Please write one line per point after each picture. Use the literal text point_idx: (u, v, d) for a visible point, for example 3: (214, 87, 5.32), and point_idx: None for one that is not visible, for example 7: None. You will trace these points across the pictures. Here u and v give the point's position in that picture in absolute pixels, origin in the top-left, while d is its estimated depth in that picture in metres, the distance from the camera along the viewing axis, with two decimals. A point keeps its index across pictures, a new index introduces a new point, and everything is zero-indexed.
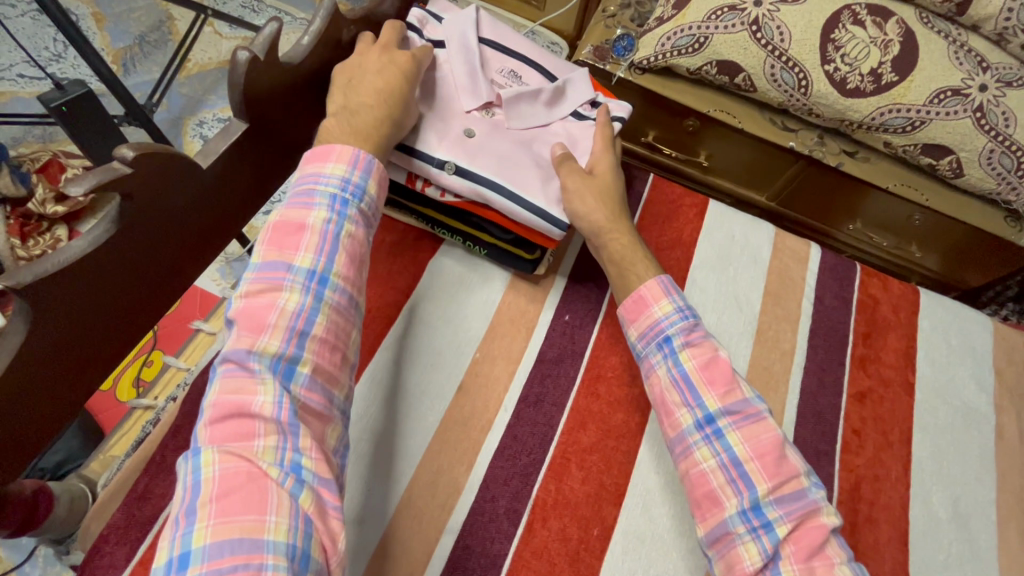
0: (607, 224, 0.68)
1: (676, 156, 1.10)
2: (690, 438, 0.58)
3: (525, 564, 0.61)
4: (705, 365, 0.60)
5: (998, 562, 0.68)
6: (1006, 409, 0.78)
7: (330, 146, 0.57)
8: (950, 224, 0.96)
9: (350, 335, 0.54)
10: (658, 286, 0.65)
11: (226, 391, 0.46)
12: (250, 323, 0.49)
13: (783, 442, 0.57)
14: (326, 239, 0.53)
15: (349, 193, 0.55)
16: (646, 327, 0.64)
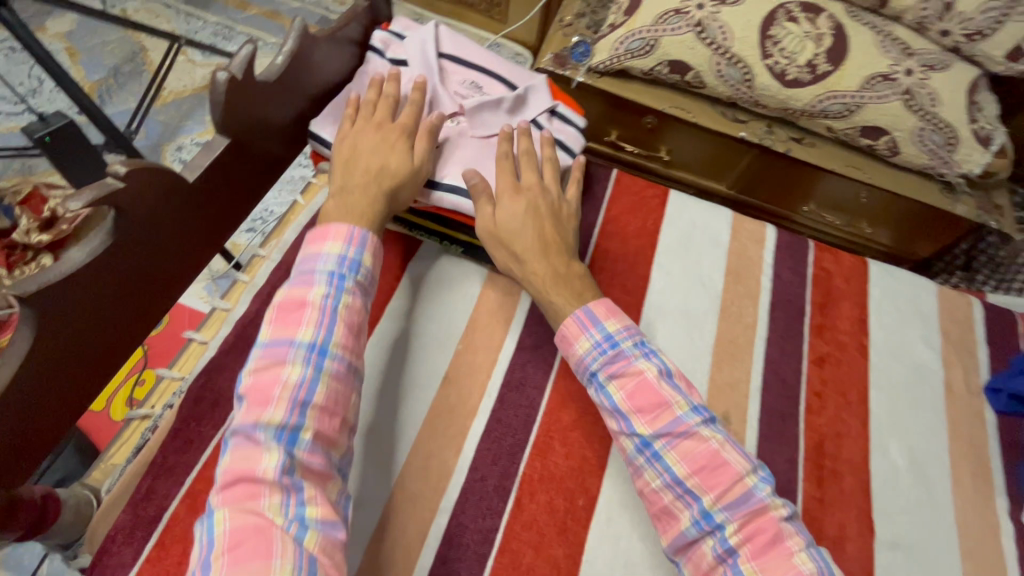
0: (526, 251, 0.71)
1: (638, 152, 1.16)
2: (636, 461, 0.63)
3: (515, 536, 0.64)
4: (631, 393, 0.64)
5: (954, 504, 0.74)
6: (953, 363, 0.84)
7: (328, 226, 0.64)
8: (894, 199, 1.03)
9: (349, 400, 0.58)
10: (575, 323, 0.68)
11: (237, 458, 0.51)
12: (257, 397, 0.54)
13: (717, 448, 0.61)
14: (325, 312, 0.58)
15: (346, 268, 0.62)
16: (575, 365, 0.68)
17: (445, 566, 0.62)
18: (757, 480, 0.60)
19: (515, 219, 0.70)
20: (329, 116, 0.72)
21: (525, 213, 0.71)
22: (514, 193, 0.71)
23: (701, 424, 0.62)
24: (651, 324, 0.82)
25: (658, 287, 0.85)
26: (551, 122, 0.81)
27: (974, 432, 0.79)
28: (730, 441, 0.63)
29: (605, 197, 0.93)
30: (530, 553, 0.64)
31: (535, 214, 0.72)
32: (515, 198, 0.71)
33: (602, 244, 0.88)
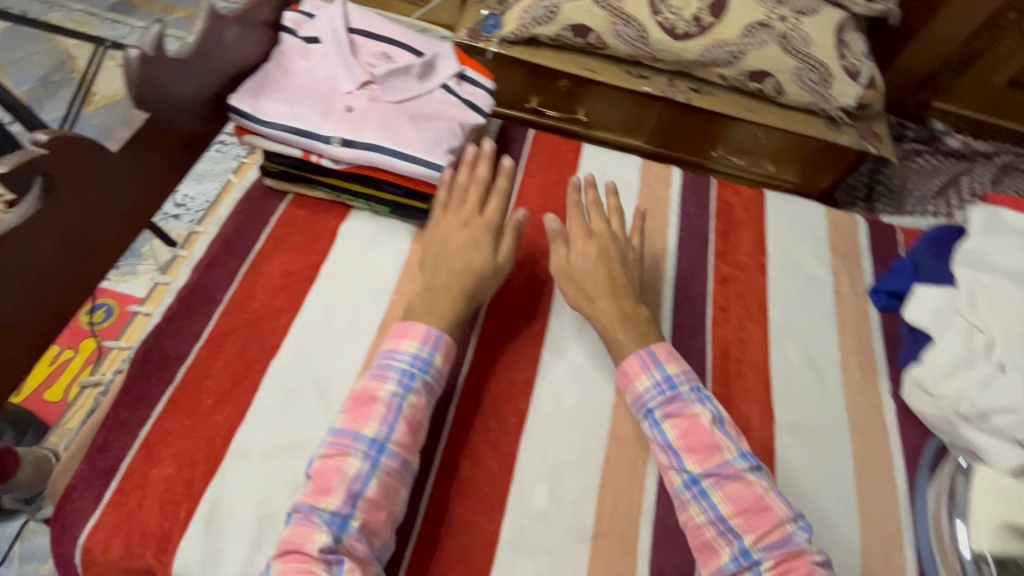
0: (597, 292, 0.77)
1: (559, 116, 1.24)
2: (683, 496, 0.67)
3: (453, 453, 0.72)
4: (685, 433, 0.69)
5: (843, 390, 0.84)
6: (841, 272, 0.94)
7: (408, 326, 0.71)
8: (787, 137, 1.15)
9: (398, 495, 0.64)
10: (636, 360, 0.73)
11: (295, 526, 0.59)
12: (319, 484, 0.61)
13: (763, 494, 0.64)
14: (392, 409, 0.65)
15: (416, 367, 0.68)
16: (633, 400, 0.73)
17: None
18: (799, 531, 0.63)
19: (588, 262, 0.79)
20: (248, 92, 0.78)
21: (598, 258, 0.79)
22: (587, 239, 0.80)
23: (749, 470, 0.66)
24: None
25: None
26: (461, 86, 0.88)
27: (860, 329, 0.89)
28: (778, 490, 0.66)
29: (523, 153, 1.01)
30: (467, 467, 0.71)
31: (608, 261, 0.79)
32: (588, 242, 0.80)
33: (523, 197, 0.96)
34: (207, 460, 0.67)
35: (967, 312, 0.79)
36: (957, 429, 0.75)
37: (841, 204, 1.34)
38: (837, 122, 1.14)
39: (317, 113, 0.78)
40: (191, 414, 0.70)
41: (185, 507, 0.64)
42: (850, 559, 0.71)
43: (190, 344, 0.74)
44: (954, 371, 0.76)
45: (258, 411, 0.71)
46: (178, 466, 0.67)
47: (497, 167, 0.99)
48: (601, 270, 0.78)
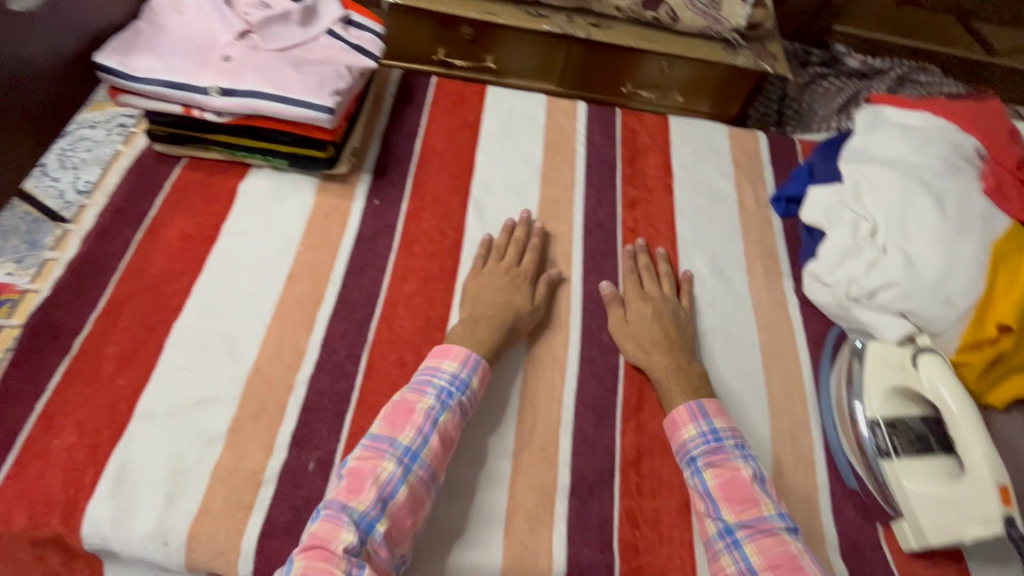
0: (653, 345, 0.76)
1: (468, 66, 1.25)
2: (715, 544, 0.63)
3: (369, 390, 0.72)
4: (725, 483, 0.65)
5: (749, 292, 0.87)
6: (743, 184, 0.98)
7: (450, 345, 0.70)
8: (687, 63, 1.19)
9: (424, 507, 0.62)
10: (686, 411, 0.70)
11: (321, 523, 0.57)
12: (353, 484, 0.59)
13: (796, 553, 0.60)
14: (429, 422, 0.64)
15: (455, 387, 0.67)
16: (677, 447, 0.70)
17: (306, 427, 0.69)
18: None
19: (644, 320, 0.78)
20: (114, 48, 0.75)
21: (653, 313, 0.79)
22: (643, 298, 0.81)
23: (785, 530, 0.63)
24: (480, 200, 0.90)
25: (482, 168, 0.94)
26: (347, 31, 0.86)
27: (764, 235, 0.93)
28: (813, 558, 0.62)
29: (426, 102, 1.01)
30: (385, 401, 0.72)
31: (661, 315, 0.79)
32: (644, 302, 0.80)
33: (429, 142, 0.96)
34: (112, 425, 0.66)
35: (853, 204, 0.83)
36: (850, 311, 0.79)
37: (750, 123, 1.34)
38: (733, 45, 1.19)
39: (191, 66, 0.76)
40: (92, 382, 0.68)
41: (91, 471, 0.63)
42: (762, 443, 0.74)
43: (87, 313, 0.72)
44: (844, 259, 0.80)
45: (163, 371, 0.70)
46: (81, 433, 0.65)
47: (400, 116, 0.98)
48: (655, 323, 0.78)
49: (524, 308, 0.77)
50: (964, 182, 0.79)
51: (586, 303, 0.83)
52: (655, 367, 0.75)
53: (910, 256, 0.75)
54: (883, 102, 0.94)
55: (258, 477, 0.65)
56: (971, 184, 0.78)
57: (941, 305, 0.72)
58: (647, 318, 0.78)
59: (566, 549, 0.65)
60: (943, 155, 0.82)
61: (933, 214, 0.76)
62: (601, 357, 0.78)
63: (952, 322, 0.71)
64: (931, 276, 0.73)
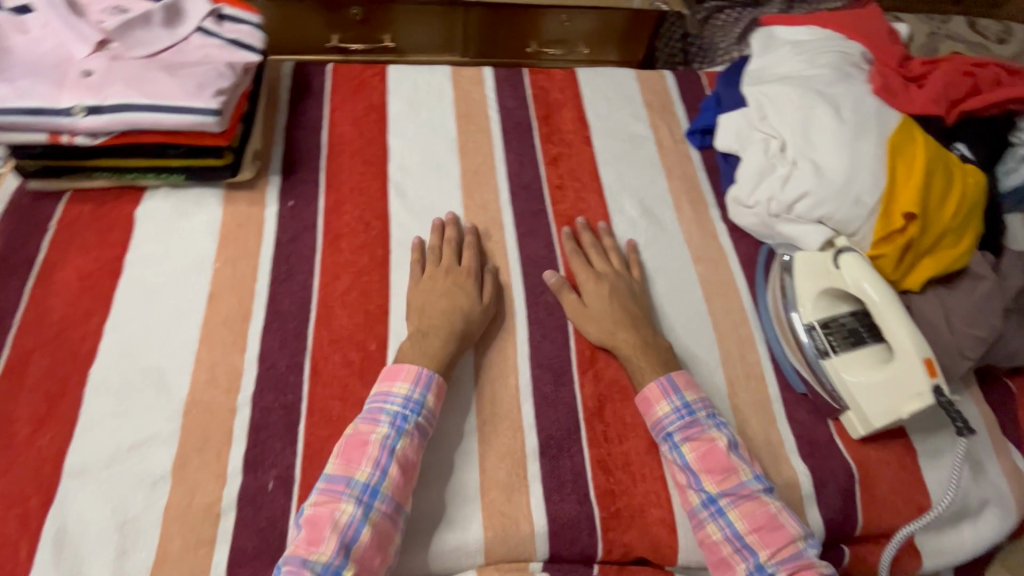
0: (616, 324, 0.75)
1: (365, 49, 1.21)
2: (699, 514, 0.64)
3: (318, 396, 0.69)
4: (703, 455, 0.65)
5: (680, 228, 0.89)
6: (658, 124, 0.99)
7: (400, 364, 0.67)
8: (584, 11, 1.20)
9: (393, 540, 0.60)
10: (657, 386, 0.69)
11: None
12: (312, 534, 0.57)
13: (776, 513, 0.63)
14: (385, 452, 0.61)
15: (410, 409, 0.65)
16: (651, 424, 0.69)
17: (258, 447, 0.66)
18: (809, 547, 0.62)
19: (603, 302, 0.76)
20: None
21: (611, 295, 0.77)
22: (597, 279, 0.79)
23: (764, 491, 0.64)
24: (400, 183, 0.87)
25: (396, 150, 0.91)
26: (221, 26, 0.80)
27: (685, 170, 0.94)
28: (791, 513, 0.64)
29: (325, 90, 0.96)
30: (338, 404, 0.69)
31: (618, 296, 0.77)
32: (599, 282, 0.78)
33: (335, 132, 0.91)
34: (40, 489, 0.61)
35: (760, 125, 0.86)
36: (774, 228, 0.82)
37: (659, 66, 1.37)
38: None
39: (47, 86, 0.69)
40: (6, 449, 0.62)
41: (25, 542, 0.58)
42: (713, 369, 0.77)
43: None
44: (761, 179, 0.83)
45: (87, 422, 0.65)
46: (5, 504, 0.59)
47: (301, 109, 0.93)
48: (613, 305, 0.76)
49: (472, 309, 0.74)
50: (855, 86, 0.82)
51: (524, 267, 0.82)
52: (620, 348, 0.74)
53: (818, 165, 0.78)
54: (775, 22, 0.96)
55: (216, 508, 0.62)
56: (862, 87, 0.82)
57: (852, 205, 0.76)
58: (604, 299, 0.77)
59: (546, 509, 0.66)
60: (834, 64, 0.85)
61: (832, 120, 0.79)
62: (549, 318, 0.78)
63: (862, 218, 0.76)
64: (839, 180, 0.76)
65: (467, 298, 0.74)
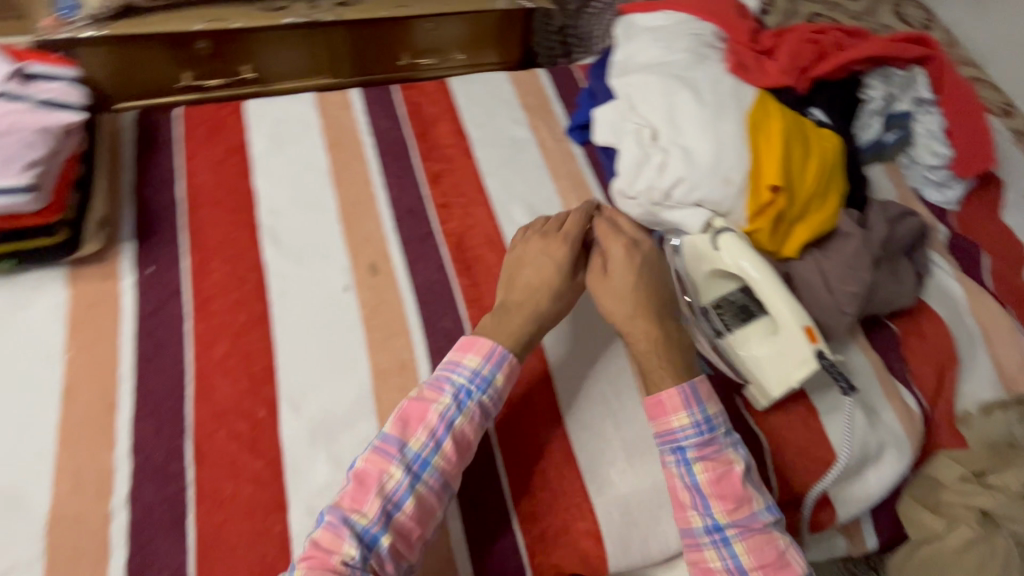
0: (635, 315, 0.68)
1: (222, 84, 1.13)
2: (699, 536, 0.63)
3: (206, 480, 0.64)
4: (716, 479, 0.63)
5: None
6: (538, 124, 0.98)
7: (474, 337, 0.67)
8: (448, 18, 1.17)
9: (433, 517, 0.60)
10: (678, 396, 0.65)
11: (323, 531, 0.56)
12: (358, 490, 0.58)
13: (784, 550, 0.62)
14: (445, 423, 0.62)
15: (474, 385, 0.65)
16: (663, 433, 0.65)
17: (142, 551, 0.59)
18: None
19: (628, 291, 0.69)
20: None
21: (637, 285, 0.69)
22: (630, 258, 0.70)
23: (774, 523, 0.63)
24: (272, 228, 0.82)
25: (264, 193, 0.84)
26: (28, 86, 0.70)
27: (570, 168, 0.94)
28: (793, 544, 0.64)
29: (175, 138, 0.88)
30: (230, 484, 0.64)
31: (652, 285, 0.70)
32: (625, 271, 0.70)
33: (193, 183, 0.84)
34: None
35: (631, 115, 0.86)
36: (658, 216, 0.83)
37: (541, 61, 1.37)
38: None
39: None
40: None
41: None
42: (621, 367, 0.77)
43: None
44: (639, 169, 0.82)
45: None
46: None
47: (150, 163, 0.85)
48: (644, 295, 0.69)
49: (556, 285, 0.71)
50: (711, 67, 0.84)
51: (419, 295, 0.79)
52: (635, 345, 0.69)
53: (687, 149, 0.80)
54: (633, 9, 0.97)
55: None
56: (717, 67, 0.84)
57: (722, 184, 0.77)
58: (642, 283, 0.69)
59: None
60: (689, 47, 0.87)
61: (693, 104, 0.81)
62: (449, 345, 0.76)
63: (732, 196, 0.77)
64: (707, 162, 0.78)
65: (559, 270, 0.71)
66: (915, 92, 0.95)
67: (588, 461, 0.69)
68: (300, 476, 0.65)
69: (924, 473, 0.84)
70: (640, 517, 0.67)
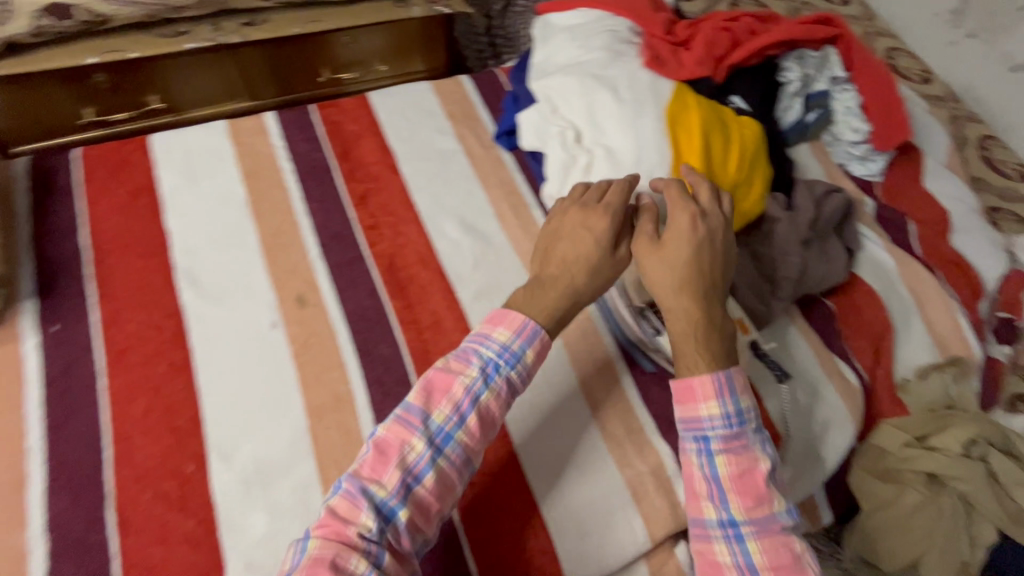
0: (677, 297, 0.64)
1: (130, 116, 1.09)
2: (711, 528, 0.60)
3: (132, 548, 0.60)
4: (738, 473, 0.59)
5: (506, 237, 0.86)
6: (464, 133, 0.96)
7: (504, 312, 0.64)
8: (365, 29, 1.13)
9: (452, 493, 0.58)
10: (711, 383, 0.61)
11: (340, 499, 0.55)
12: (379, 459, 0.57)
13: (799, 555, 0.58)
14: (470, 398, 0.59)
15: (503, 360, 0.62)
16: (689, 419, 0.62)
17: None
18: None
19: (678, 270, 0.65)
20: None
21: (689, 264, 0.65)
22: (683, 234, 0.66)
23: (790, 527, 0.60)
24: (189, 269, 0.77)
25: (177, 232, 0.80)
26: None
27: (501, 176, 0.92)
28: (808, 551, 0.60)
29: (76, 182, 0.83)
30: (159, 549, 0.60)
31: (699, 262, 0.65)
32: (677, 248, 0.66)
33: (99, 229, 0.79)
34: None
35: (553, 118, 0.84)
36: None
37: (471, 64, 1.36)
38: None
39: None
40: None
41: None
42: (565, 374, 0.76)
43: None
44: (566, 172, 0.81)
45: None
46: None
47: (50, 211, 0.80)
48: (688, 273, 0.65)
49: (597, 259, 0.68)
50: (627, 63, 0.84)
51: (352, 323, 0.76)
52: (670, 324, 0.65)
53: (610, 147, 0.79)
54: (547, 10, 0.96)
55: None
56: (633, 63, 0.84)
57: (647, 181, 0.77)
58: (687, 259, 0.65)
59: None
60: (605, 45, 0.86)
61: (612, 101, 0.81)
62: (387, 372, 0.73)
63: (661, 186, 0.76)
64: (630, 159, 0.77)
65: (597, 245, 0.68)
66: (830, 71, 0.97)
67: (536, 472, 0.70)
68: (234, 531, 0.62)
69: (870, 442, 0.86)
70: (593, 524, 0.67)
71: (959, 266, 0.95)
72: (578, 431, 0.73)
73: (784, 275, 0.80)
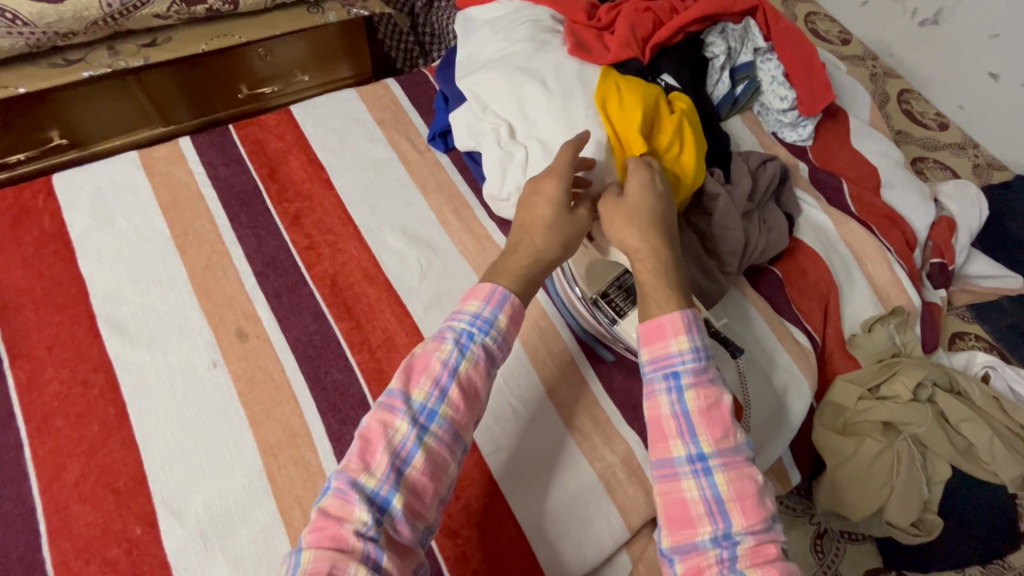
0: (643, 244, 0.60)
1: (29, 156, 1.03)
2: (677, 465, 0.51)
3: None
4: (707, 406, 0.51)
5: (452, 242, 0.84)
6: (397, 139, 0.93)
7: (472, 285, 0.60)
8: (280, 39, 1.09)
9: (447, 471, 0.53)
10: (681, 319, 0.53)
11: (332, 498, 0.49)
12: (364, 449, 0.51)
13: (762, 487, 0.50)
14: (449, 371, 0.54)
15: (478, 328, 0.57)
16: (657, 357, 0.53)
17: None
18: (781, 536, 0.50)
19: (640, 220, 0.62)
20: None
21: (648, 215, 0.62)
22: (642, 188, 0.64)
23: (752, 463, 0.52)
24: (114, 315, 0.72)
25: (94, 278, 0.74)
26: None
27: (440, 180, 0.89)
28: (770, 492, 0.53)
29: None
30: None
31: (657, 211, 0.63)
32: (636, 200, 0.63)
33: (7, 284, 0.73)
34: None
35: (484, 116, 0.82)
36: None
37: (401, 65, 1.32)
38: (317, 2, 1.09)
39: None
40: None
41: None
42: (526, 374, 0.75)
43: None
44: (505, 170, 0.79)
45: None
46: None
47: None
48: (654, 222, 0.62)
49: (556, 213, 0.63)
50: (551, 53, 0.83)
51: (299, 351, 0.72)
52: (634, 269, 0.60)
53: (545, 141, 0.77)
54: (469, 4, 0.96)
55: None
56: (557, 53, 0.83)
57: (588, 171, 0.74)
58: (652, 210, 0.63)
59: None
60: (528, 36, 0.85)
61: (540, 94, 0.79)
62: (342, 399, 0.69)
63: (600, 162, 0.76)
64: None
65: (554, 202, 0.64)
66: (752, 43, 0.98)
67: (510, 479, 0.68)
68: None
69: (828, 400, 0.89)
70: (570, 521, 0.66)
71: (892, 219, 0.99)
72: (547, 431, 0.71)
73: (729, 251, 0.81)
